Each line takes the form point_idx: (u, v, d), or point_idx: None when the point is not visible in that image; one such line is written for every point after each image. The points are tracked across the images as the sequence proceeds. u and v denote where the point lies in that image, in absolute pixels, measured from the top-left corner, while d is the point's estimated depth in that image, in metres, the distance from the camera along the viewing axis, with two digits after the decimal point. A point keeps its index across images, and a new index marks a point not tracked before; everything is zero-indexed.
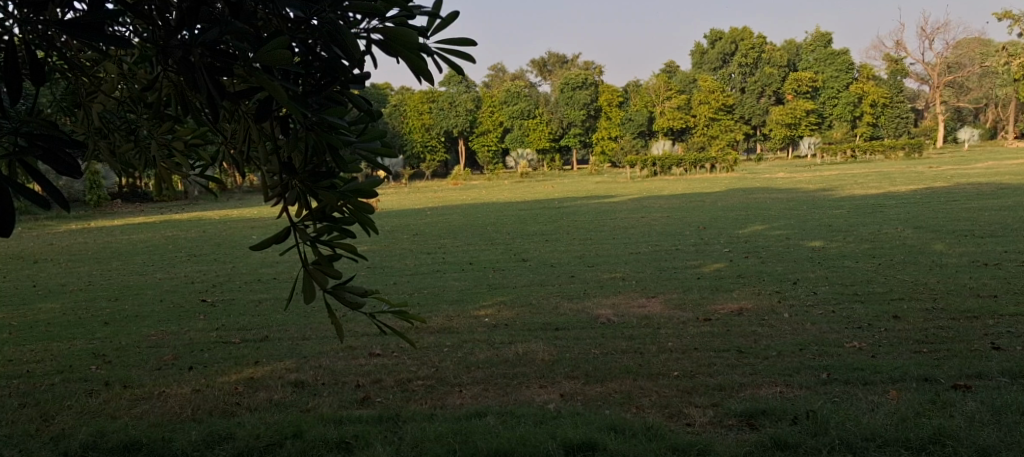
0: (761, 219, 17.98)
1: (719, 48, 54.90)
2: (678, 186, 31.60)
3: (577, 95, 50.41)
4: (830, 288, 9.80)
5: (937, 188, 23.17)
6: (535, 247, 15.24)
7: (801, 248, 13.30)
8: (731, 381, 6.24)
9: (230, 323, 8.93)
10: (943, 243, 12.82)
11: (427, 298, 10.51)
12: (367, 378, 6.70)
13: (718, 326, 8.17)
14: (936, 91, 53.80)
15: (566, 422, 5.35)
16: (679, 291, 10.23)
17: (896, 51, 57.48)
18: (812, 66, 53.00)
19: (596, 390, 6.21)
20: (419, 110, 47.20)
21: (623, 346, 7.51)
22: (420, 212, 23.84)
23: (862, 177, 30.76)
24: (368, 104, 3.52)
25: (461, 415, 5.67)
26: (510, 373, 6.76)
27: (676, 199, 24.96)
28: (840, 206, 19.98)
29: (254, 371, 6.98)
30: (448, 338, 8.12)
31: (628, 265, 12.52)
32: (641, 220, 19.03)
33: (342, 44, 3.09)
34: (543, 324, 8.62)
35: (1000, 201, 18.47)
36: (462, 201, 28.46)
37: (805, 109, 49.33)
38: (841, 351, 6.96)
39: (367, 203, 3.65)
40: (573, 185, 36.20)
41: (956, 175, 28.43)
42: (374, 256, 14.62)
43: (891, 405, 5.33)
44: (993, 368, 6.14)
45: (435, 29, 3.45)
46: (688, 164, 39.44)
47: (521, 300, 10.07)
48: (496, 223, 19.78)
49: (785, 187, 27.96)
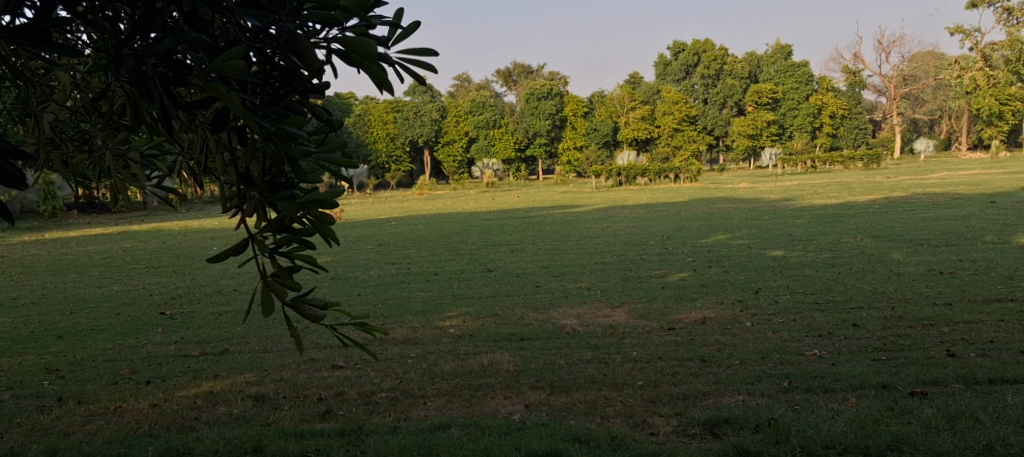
0: (724, 228, 18.24)
1: (681, 60, 55.82)
2: (643, 195, 31.91)
3: (542, 106, 50.45)
4: (791, 297, 9.91)
5: (896, 198, 23.71)
6: (500, 256, 15.26)
7: (762, 257, 13.48)
8: (695, 389, 6.28)
9: (189, 336, 8.78)
10: (900, 252, 13.06)
11: (392, 308, 10.44)
12: (330, 391, 6.63)
13: (683, 334, 8.23)
14: (893, 103, 54.78)
15: (530, 432, 5.33)
16: (643, 300, 10.28)
17: (855, 63, 58.66)
18: (773, 77, 53.91)
19: (561, 400, 6.21)
20: (383, 120, 47.32)
21: (588, 356, 7.52)
22: (386, 222, 23.78)
23: (823, 186, 31.36)
24: (328, 113, 3.49)
25: (425, 427, 5.63)
26: (475, 384, 6.73)
27: (641, 209, 25.19)
28: (802, 215, 20.34)
29: (213, 385, 6.86)
30: (412, 350, 8.08)
31: (593, 275, 12.59)
32: (607, 230, 19.17)
33: (300, 54, 3.08)
34: (508, 334, 8.60)
35: (956, 210, 18.92)
36: (428, 210, 28.46)
37: (766, 120, 50.09)
38: (802, 359, 7.04)
39: (328, 215, 3.61)
40: (538, 194, 36.39)
41: (913, 184, 29.07)
42: (337, 266, 14.50)
43: (849, 412, 5.41)
44: (950, 374, 6.24)
45: (398, 39, 3.46)
46: (652, 174, 39.75)
47: (487, 310, 10.05)
48: (461, 233, 19.79)
49: (747, 196, 28.37)
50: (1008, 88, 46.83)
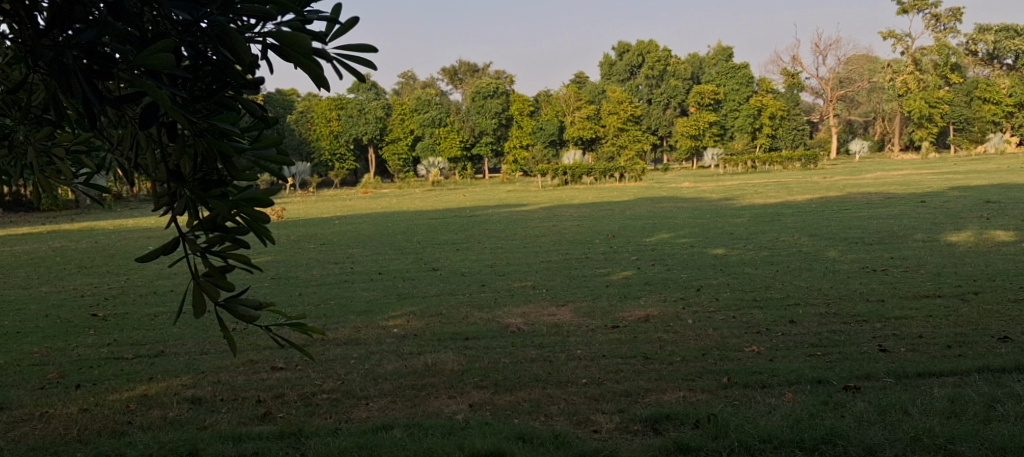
0: (667, 227, 18.49)
1: (626, 61, 56.41)
2: (588, 195, 32.02)
3: (487, 105, 50.42)
4: (731, 294, 10.09)
5: (831, 197, 24.33)
6: (444, 255, 15.17)
7: (704, 256, 13.69)
8: (637, 387, 6.34)
9: (123, 338, 8.54)
10: (835, 250, 13.40)
11: (335, 308, 10.29)
12: (269, 393, 6.51)
13: (626, 332, 8.30)
14: (829, 105, 56.15)
15: (473, 432, 5.31)
16: (588, 299, 10.33)
17: (793, 65, 60.09)
18: (715, 79, 55.00)
19: (504, 399, 6.20)
20: (327, 117, 47.15)
21: (532, 355, 7.54)
22: (328, 221, 23.51)
23: (762, 186, 31.97)
24: (263, 111, 3.44)
25: (367, 428, 5.57)
26: (419, 384, 6.68)
27: (586, 208, 25.35)
28: (742, 214, 20.73)
29: (148, 388, 6.68)
30: (354, 351, 7.98)
31: (538, 274, 12.60)
32: (552, 229, 19.25)
33: (231, 49, 3.03)
34: (453, 334, 8.57)
35: (888, 210, 19.42)
36: (372, 209, 28.22)
37: (708, 121, 51.04)
38: (741, 355, 7.15)
39: (264, 213, 3.54)
40: (484, 193, 36.26)
41: (848, 184, 29.82)
42: (278, 266, 14.27)
43: (785, 407, 5.51)
44: (881, 369, 6.42)
45: (335, 33, 3.43)
46: (598, 173, 39.97)
47: (430, 310, 9.98)
48: (406, 232, 19.63)
49: (691, 196, 28.77)
50: (937, 92, 48.73)
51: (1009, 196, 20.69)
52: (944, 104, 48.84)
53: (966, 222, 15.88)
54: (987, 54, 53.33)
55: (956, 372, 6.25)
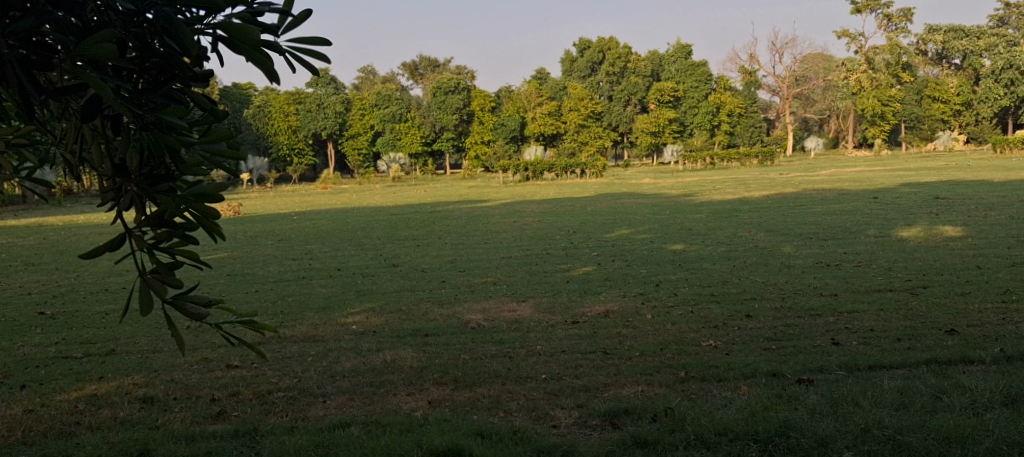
0: (628, 223, 18.60)
1: (586, 57, 56.64)
2: (550, 191, 32.08)
3: (448, 100, 50.03)
4: (689, 289, 10.19)
5: (787, 194, 24.74)
6: (405, 252, 15.10)
7: (663, 251, 13.80)
8: (596, 382, 6.36)
9: (71, 337, 8.34)
10: (791, 245, 13.61)
11: (291, 306, 10.16)
12: (224, 391, 6.41)
13: (586, 328, 8.32)
14: (785, 103, 56.93)
15: (431, 429, 5.28)
16: (548, 295, 10.34)
17: (750, 63, 60.86)
18: (675, 76, 55.50)
19: (463, 396, 6.18)
20: (285, 111, 46.71)
21: (492, 351, 7.53)
22: (287, 217, 23.26)
23: (720, 182, 32.41)
24: (212, 104, 3.38)
25: (324, 426, 5.52)
26: (377, 381, 6.63)
27: (547, 204, 25.40)
28: (701, 210, 20.95)
29: (97, 388, 6.53)
30: (312, 348, 7.89)
31: (499, 270, 12.58)
32: (513, 224, 19.26)
33: (176, 39, 2.96)
34: (412, 330, 8.52)
35: (842, 206, 19.78)
36: (331, 205, 27.96)
37: (668, 118, 51.40)
38: (698, 350, 7.23)
39: (215, 209, 3.49)
40: (445, 189, 36.10)
41: (804, 181, 30.29)
42: (234, 263, 14.03)
43: (741, 400, 5.58)
44: (833, 362, 6.52)
45: (287, 27, 3.40)
46: (559, 170, 39.99)
47: (390, 306, 9.92)
48: (366, 228, 19.48)
49: (651, 192, 29.01)
50: (890, 90, 49.72)
51: (957, 193, 21.16)
52: (896, 103, 49.86)
53: (917, 217, 16.24)
54: (936, 53, 54.59)
55: (905, 364, 6.38)
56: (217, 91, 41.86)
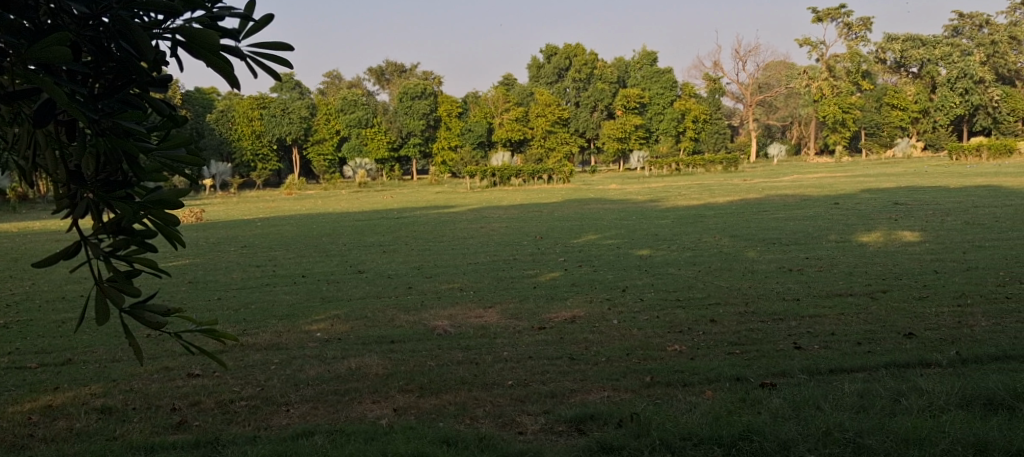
0: (595, 228, 18.67)
1: (554, 64, 56.82)
2: (517, 196, 32.07)
3: (415, 106, 50.08)
4: (655, 294, 10.26)
5: (750, 199, 25.04)
6: (371, 258, 15.02)
7: (629, 257, 13.90)
8: (563, 388, 6.37)
9: (26, 347, 8.15)
10: (754, 250, 13.78)
11: (255, 313, 10.05)
12: (185, 401, 6.32)
13: (553, 334, 8.33)
14: (749, 110, 57.63)
15: (397, 437, 5.24)
16: (515, 300, 10.34)
17: (715, 71, 61.57)
18: (640, 83, 56.03)
19: (429, 403, 6.15)
20: (249, 116, 45.99)
21: (459, 357, 7.51)
22: (251, 223, 23.00)
23: (686, 188, 32.79)
24: (171, 109, 3.34)
25: (288, 435, 5.45)
26: (342, 389, 6.57)
27: (515, 209, 25.41)
28: (666, 216, 21.13)
29: (52, 398, 6.40)
30: (275, 356, 7.80)
31: (465, 276, 12.56)
32: (480, 230, 19.24)
33: (133, 42, 2.94)
34: (378, 337, 8.47)
35: (803, 211, 20.09)
36: (296, 210, 27.70)
37: (634, 124, 51.81)
38: (664, 354, 7.27)
39: (173, 215, 3.44)
40: (412, 195, 35.99)
41: (767, 187, 30.70)
42: (195, 270, 13.82)
43: (705, 405, 5.62)
44: (795, 366, 6.60)
45: (249, 32, 3.38)
46: (526, 175, 40.07)
47: (355, 313, 9.85)
48: (331, 234, 19.35)
49: (617, 198, 29.18)
50: (850, 97, 50.61)
51: (915, 198, 21.56)
52: (856, 110, 50.78)
53: (876, 223, 16.53)
54: (894, 62, 55.78)
55: (865, 367, 6.48)
56: (178, 96, 41.27)
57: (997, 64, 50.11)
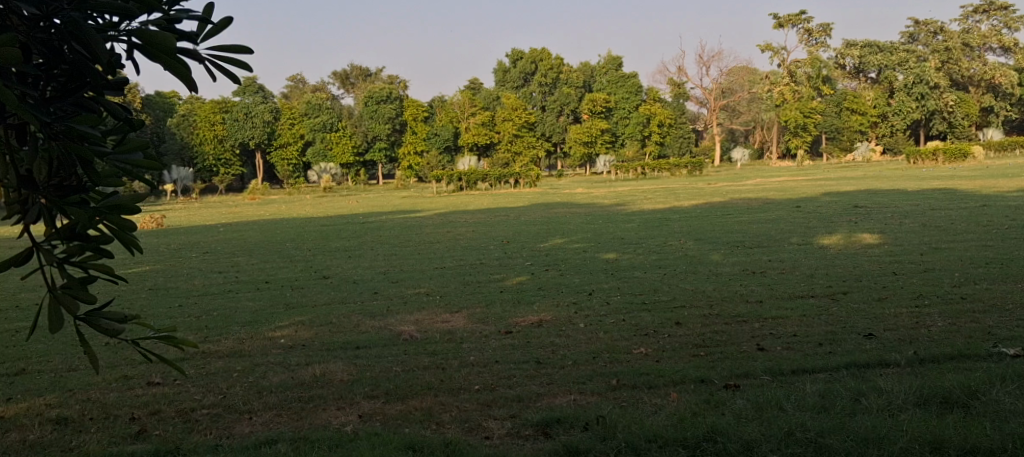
0: (561, 233, 18.72)
1: (519, 68, 56.91)
2: (484, 201, 32.03)
3: (380, 109, 49.95)
4: (621, 298, 10.31)
5: (714, 203, 25.30)
6: (336, 263, 14.89)
7: (596, 260, 13.93)
8: (529, 392, 6.37)
9: None
10: (719, 253, 13.91)
11: (216, 320, 9.90)
12: (144, 410, 6.20)
13: (519, 338, 8.32)
14: (713, 114, 58.22)
15: (362, 444, 5.19)
16: (482, 305, 10.33)
17: (679, 75, 62.22)
18: (605, 87, 56.45)
19: (395, 409, 6.11)
20: (211, 121, 45.35)
21: (425, 363, 7.47)
22: (213, 228, 22.69)
23: (652, 192, 33.02)
24: (126, 113, 3.27)
25: (250, 444, 5.38)
26: (306, 396, 6.51)
27: (482, 213, 25.39)
28: (632, 220, 21.24)
29: (6, 410, 6.24)
30: (238, 363, 7.70)
31: (431, 281, 12.51)
32: (447, 235, 19.20)
33: (86, 45, 2.89)
34: (342, 343, 8.40)
35: (766, 215, 20.30)
36: (260, 216, 27.39)
37: (600, 128, 52.13)
38: (630, 357, 7.29)
39: (130, 221, 3.38)
40: (378, 200, 35.75)
41: (730, 191, 31.11)
42: (155, 276, 13.60)
43: (670, 407, 5.65)
44: (759, 367, 6.67)
45: (207, 35, 3.33)
46: (492, 179, 40.05)
47: (320, 320, 9.76)
48: (296, 239, 19.15)
49: (584, 202, 29.27)
50: (810, 102, 51.30)
51: (875, 202, 21.89)
52: (816, 115, 51.52)
53: (836, 225, 16.81)
54: (853, 67, 56.79)
55: (827, 368, 6.56)
56: (137, 100, 40.59)
57: (952, 70, 51.14)
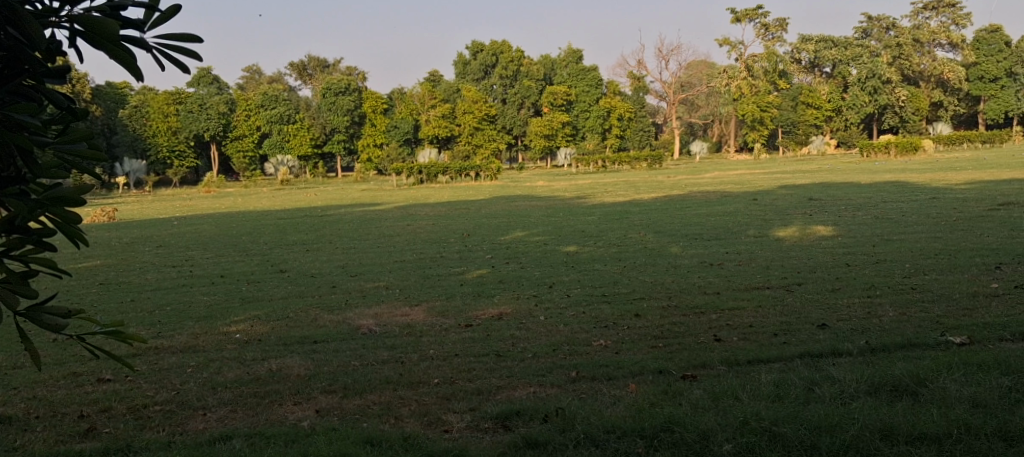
0: (522, 226, 18.70)
1: (480, 60, 56.33)
2: (444, 194, 31.94)
3: (339, 101, 49.54)
4: (582, 291, 10.32)
5: (674, 196, 25.50)
6: (293, 257, 14.69)
7: (557, 253, 13.94)
8: (489, 385, 6.34)
9: None
10: (678, 246, 14.02)
11: (169, 315, 9.71)
12: (93, 407, 6.05)
13: (479, 331, 8.30)
14: (672, 108, 58.47)
15: (319, 439, 5.13)
16: (442, 298, 10.28)
17: (639, 69, 62.46)
18: (565, 80, 56.47)
19: (353, 404, 6.05)
20: (164, 112, 44.32)
21: (384, 356, 7.40)
22: (166, 222, 22.24)
23: (612, 185, 33.19)
24: (70, 102, 3.16)
25: (204, 440, 5.28)
26: (262, 391, 6.41)
27: (442, 207, 25.28)
28: (593, 213, 21.33)
29: None
30: (192, 358, 7.57)
31: (391, 274, 12.40)
32: (407, 228, 19.10)
33: (22, 30, 2.81)
34: (300, 338, 8.30)
35: (724, 207, 20.50)
36: (215, 209, 26.96)
37: (561, 121, 52.21)
38: (590, 350, 7.32)
39: (74, 212, 3.26)
40: (336, 193, 35.31)
41: (690, 184, 31.39)
42: (106, 271, 13.30)
43: (629, 399, 5.68)
44: (716, 358, 6.73)
45: (154, 23, 3.22)
46: (453, 172, 39.75)
47: (277, 314, 9.62)
48: (252, 233, 18.85)
49: (545, 195, 29.32)
50: (767, 96, 51.88)
51: (829, 195, 22.26)
52: (773, 108, 52.14)
53: (792, 218, 17.02)
54: (809, 62, 57.41)
55: (782, 358, 6.65)
56: (87, 90, 39.59)
57: (903, 65, 52.10)
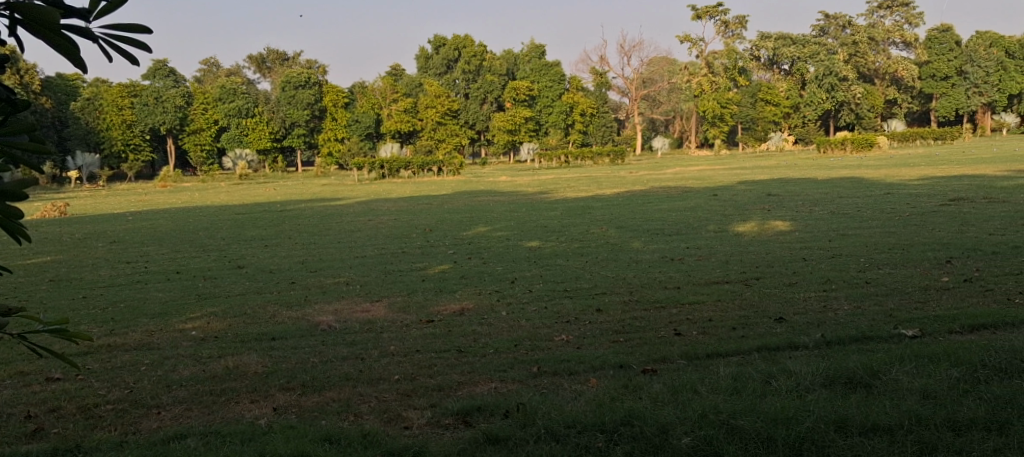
0: (484, 221, 18.64)
1: (442, 55, 55.89)
2: (405, 189, 31.75)
3: (299, 95, 49.01)
4: (544, 286, 10.31)
5: (635, 191, 25.67)
6: (251, 253, 14.47)
7: (519, 248, 13.92)
8: (449, 381, 6.30)
9: None
10: (639, 241, 14.09)
11: (122, 313, 9.49)
12: (42, 407, 5.89)
13: (440, 327, 8.24)
14: (635, 104, 58.74)
15: (276, 437, 5.04)
16: (403, 294, 10.20)
17: (601, 65, 62.70)
18: (528, 75, 56.42)
19: (312, 401, 5.96)
20: (118, 105, 43.50)
21: (343, 353, 7.32)
22: (119, 218, 21.70)
23: (574, 181, 33.31)
24: (9, 92, 3.03)
25: (158, 439, 5.17)
26: (218, 389, 6.29)
27: (403, 202, 25.10)
28: (555, 208, 21.34)
29: None
30: (146, 356, 7.40)
31: (351, 270, 12.28)
32: (367, 223, 18.93)
33: None
34: (257, 335, 8.17)
35: (684, 203, 20.67)
36: (171, 204, 26.42)
37: (523, 116, 52.32)
38: (551, 344, 7.31)
39: (15, 208, 3.12)
40: (297, 188, 34.93)
41: (650, 179, 31.62)
42: (56, 268, 12.95)
43: (590, 393, 5.68)
44: (675, 352, 6.76)
45: (100, 13, 3.11)
46: (416, 167, 39.67)
47: (234, 311, 9.46)
48: (208, 228, 18.52)
49: (507, 190, 29.30)
50: (727, 93, 52.49)
51: (787, 190, 22.59)
52: (733, 105, 52.79)
53: (751, 213, 17.21)
54: (768, 59, 57.97)
55: (740, 351, 6.70)
56: (37, 83, 38.54)
57: (859, 63, 52.98)
